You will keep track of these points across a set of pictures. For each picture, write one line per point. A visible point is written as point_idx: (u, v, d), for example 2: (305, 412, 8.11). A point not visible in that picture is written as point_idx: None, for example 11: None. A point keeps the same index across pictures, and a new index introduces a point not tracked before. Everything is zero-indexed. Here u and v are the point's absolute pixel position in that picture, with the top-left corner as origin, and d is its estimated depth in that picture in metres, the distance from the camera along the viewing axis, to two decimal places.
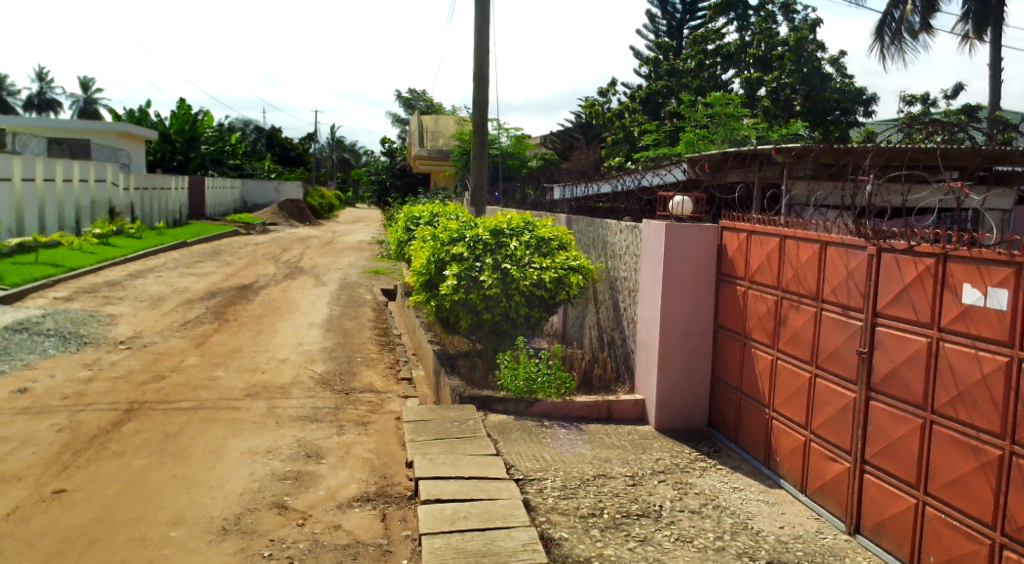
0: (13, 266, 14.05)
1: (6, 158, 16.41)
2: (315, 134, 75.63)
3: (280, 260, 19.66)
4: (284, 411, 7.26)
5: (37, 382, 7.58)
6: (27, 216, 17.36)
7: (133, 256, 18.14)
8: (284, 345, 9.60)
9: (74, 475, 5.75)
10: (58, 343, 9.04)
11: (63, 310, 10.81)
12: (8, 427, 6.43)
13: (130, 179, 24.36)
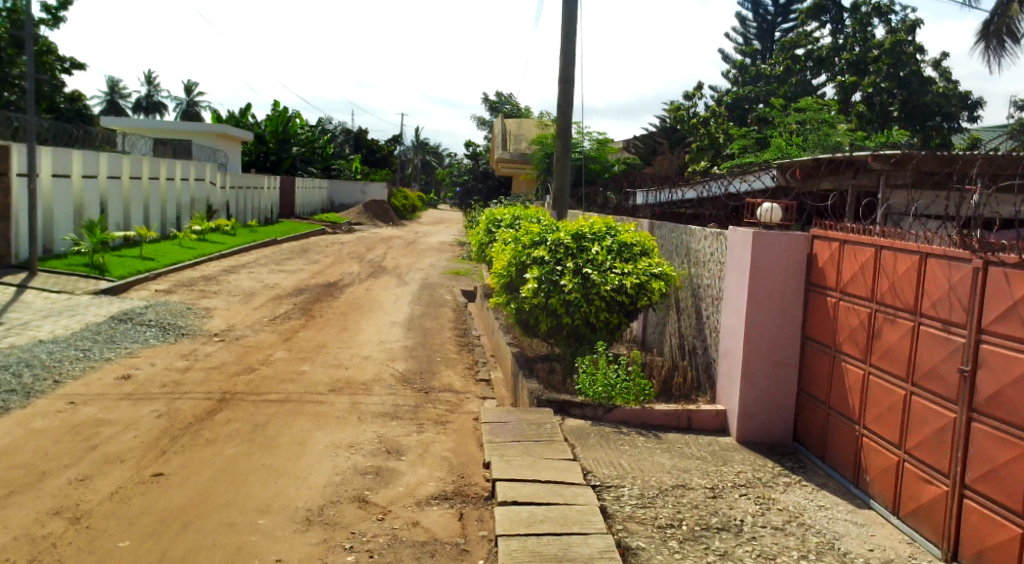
0: (119, 259, 14.87)
1: (116, 157, 17.36)
2: (399, 138, 77.50)
3: (365, 259, 20.13)
4: (366, 408, 7.39)
5: (139, 369, 7.98)
6: (133, 213, 18.35)
7: (228, 253, 18.92)
8: (367, 343, 9.79)
9: (171, 460, 6.03)
10: (158, 333, 9.51)
11: (164, 302, 11.36)
12: (113, 411, 6.78)
13: (227, 178, 25.46)
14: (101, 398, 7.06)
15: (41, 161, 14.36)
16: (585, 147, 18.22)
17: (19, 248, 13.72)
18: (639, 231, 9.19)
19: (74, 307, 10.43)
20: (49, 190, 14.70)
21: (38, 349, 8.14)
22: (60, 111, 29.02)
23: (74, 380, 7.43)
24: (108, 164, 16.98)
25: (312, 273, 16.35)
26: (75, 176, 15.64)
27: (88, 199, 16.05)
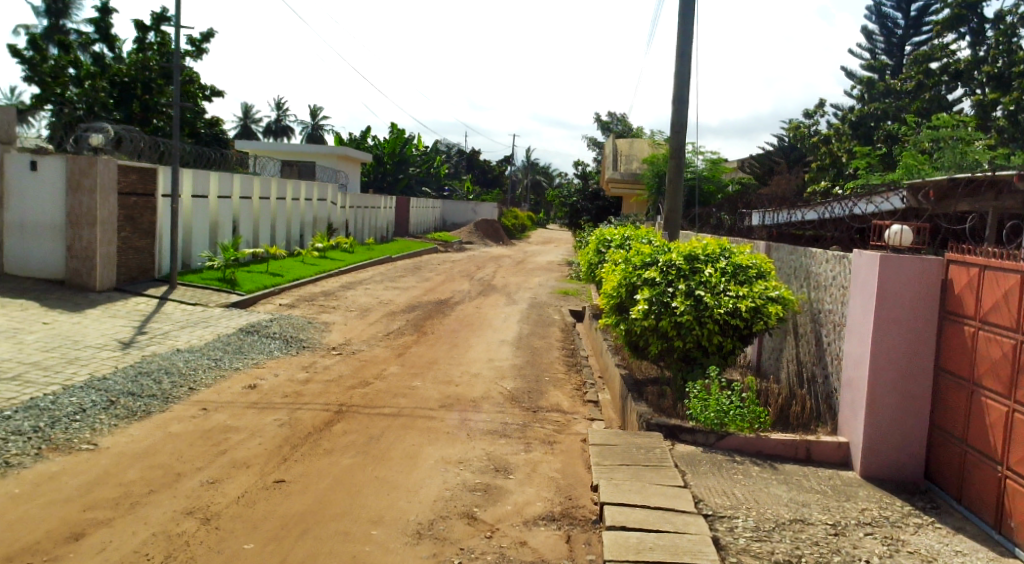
0: (249, 275, 15.82)
1: (249, 179, 18.51)
2: (511, 159, 78.75)
3: (474, 278, 20.46)
4: (475, 424, 7.48)
5: (264, 379, 8.39)
6: (262, 231, 19.47)
7: (347, 269, 19.75)
8: (476, 360, 9.92)
9: (292, 467, 6.31)
10: (282, 345, 10.00)
11: (288, 316, 11.98)
12: (241, 418, 7.16)
13: (346, 199, 26.65)
14: (231, 405, 7.47)
15: (183, 183, 15.50)
16: (698, 167, 18.33)
17: (161, 263, 14.84)
18: (755, 253, 8.93)
19: (207, 319, 11.17)
20: (189, 211, 15.79)
21: (177, 358, 8.74)
22: (199, 137, 31.19)
23: (207, 388, 7.91)
24: (241, 186, 18.13)
25: (424, 291, 16.78)
26: (212, 197, 16.78)
27: (222, 218, 17.16)
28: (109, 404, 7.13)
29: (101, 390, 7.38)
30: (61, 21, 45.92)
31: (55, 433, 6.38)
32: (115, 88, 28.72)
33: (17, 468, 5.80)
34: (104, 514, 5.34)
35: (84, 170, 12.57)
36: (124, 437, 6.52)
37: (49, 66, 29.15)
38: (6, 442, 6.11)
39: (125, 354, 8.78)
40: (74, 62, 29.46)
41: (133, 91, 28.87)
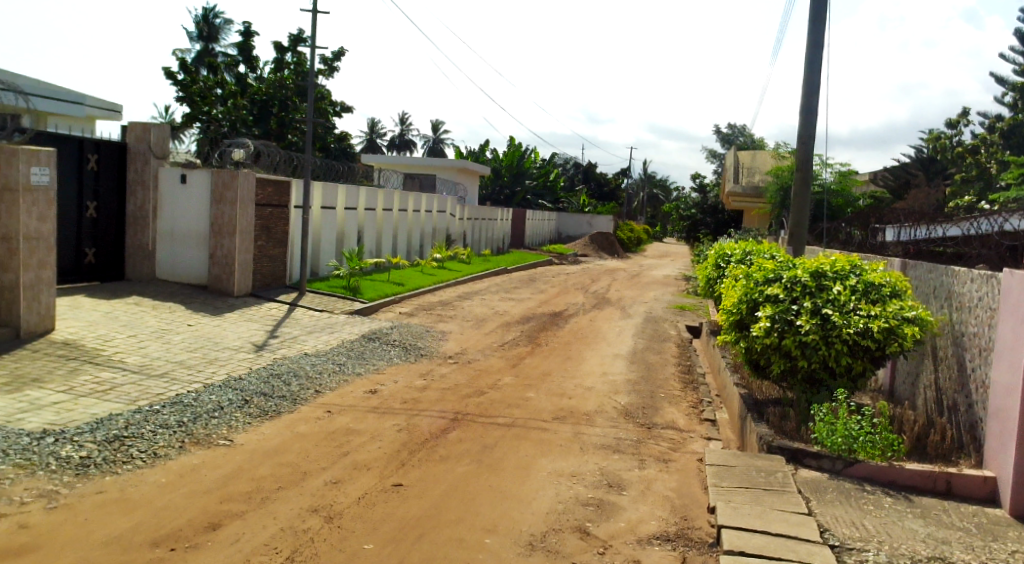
0: (372, 283, 16.54)
1: (373, 192, 19.38)
2: (627, 171, 78.45)
3: (589, 291, 20.41)
4: (589, 438, 7.43)
5: (384, 385, 8.68)
6: (386, 242, 20.36)
7: (463, 280, 20.25)
8: (590, 374, 9.88)
9: (409, 472, 6.47)
10: (401, 352, 10.33)
11: (407, 324, 12.39)
12: (362, 421, 7.43)
13: (465, 211, 27.49)
14: (353, 409, 7.77)
15: (314, 195, 16.46)
16: (826, 180, 18.31)
17: (293, 271, 15.78)
18: (890, 270, 8.49)
19: (333, 325, 11.75)
20: (321, 220, 16.80)
21: (304, 361, 9.22)
22: (329, 152, 33.29)
23: (331, 391, 8.28)
24: (367, 198, 18.98)
25: (538, 303, 16.88)
26: (339, 208, 17.69)
27: (350, 229, 18.11)
28: (244, 403, 7.58)
29: (238, 389, 7.87)
30: (214, 45, 50.13)
31: (196, 428, 6.85)
32: (255, 105, 31.91)
33: (163, 459, 6.27)
34: (238, 506, 5.66)
35: (227, 183, 13.54)
36: (257, 435, 6.91)
37: (199, 87, 31.83)
38: (155, 435, 6.61)
39: (258, 355, 9.34)
40: (221, 83, 32.38)
41: (270, 108, 31.73)
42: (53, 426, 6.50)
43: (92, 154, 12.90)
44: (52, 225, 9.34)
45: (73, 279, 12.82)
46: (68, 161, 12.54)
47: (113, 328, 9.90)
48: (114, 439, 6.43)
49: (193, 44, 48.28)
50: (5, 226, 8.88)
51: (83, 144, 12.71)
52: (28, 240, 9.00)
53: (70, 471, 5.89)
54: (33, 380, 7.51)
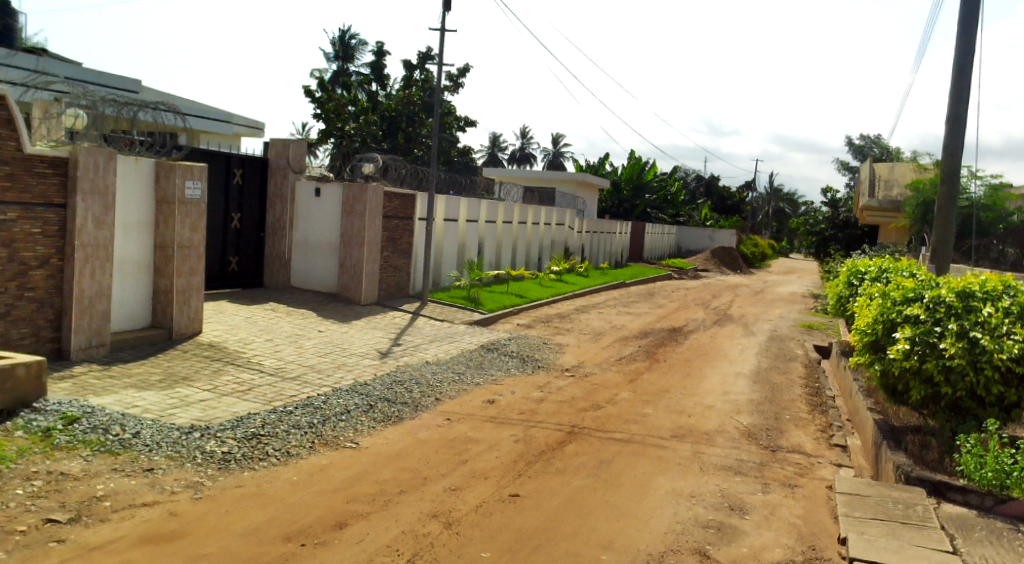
0: (492, 294, 16.90)
1: (495, 205, 19.82)
2: (751, 184, 76.17)
3: (710, 306, 19.94)
4: (709, 458, 7.23)
5: (501, 395, 8.80)
6: (506, 253, 20.78)
7: (581, 293, 20.30)
8: (711, 392, 9.63)
9: (526, 483, 6.50)
10: (518, 363, 10.46)
11: (524, 336, 12.56)
12: (480, 430, 7.55)
13: (583, 225, 27.47)
14: (471, 418, 7.92)
15: (439, 207, 16.95)
16: (976, 195, 17.17)
17: (415, 281, 16.37)
18: None
19: (453, 334, 12.09)
20: (444, 232, 17.27)
21: (426, 369, 9.51)
22: (453, 165, 34.40)
23: (450, 399, 8.48)
24: (487, 211, 19.43)
25: (656, 318, 16.59)
26: (461, 221, 18.19)
27: (471, 240, 18.58)
28: (369, 407, 7.87)
29: (363, 394, 8.21)
30: (349, 65, 52.78)
31: (325, 430, 7.18)
32: (384, 121, 33.42)
33: (295, 458, 6.60)
34: (362, 507, 5.87)
35: (357, 195, 14.05)
36: (381, 439, 7.16)
37: (335, 104, 33.91)
38: (289, 434, 6.99)
39: (383, 362, 9.71)
40: (354, 100, 34.27)
41: (399, 124, 33.40)
42: (200, 422, 6.99)
43: (237, 169, 13.91)
44: (202, 235, 10.08)
45: (220, 284, 13.78)
46: (217, 176, 13.58)
47: (251, 332, 10.57)
48: (252, 436, 6.84)
49: (331, 65, 51.27)
50: (162, 236, 9.68)
51: (230, 160, 13.71)
52: (182, 248, 9.76)
53: (213, 465, 6.31)
54: (182, 379, 8.12)
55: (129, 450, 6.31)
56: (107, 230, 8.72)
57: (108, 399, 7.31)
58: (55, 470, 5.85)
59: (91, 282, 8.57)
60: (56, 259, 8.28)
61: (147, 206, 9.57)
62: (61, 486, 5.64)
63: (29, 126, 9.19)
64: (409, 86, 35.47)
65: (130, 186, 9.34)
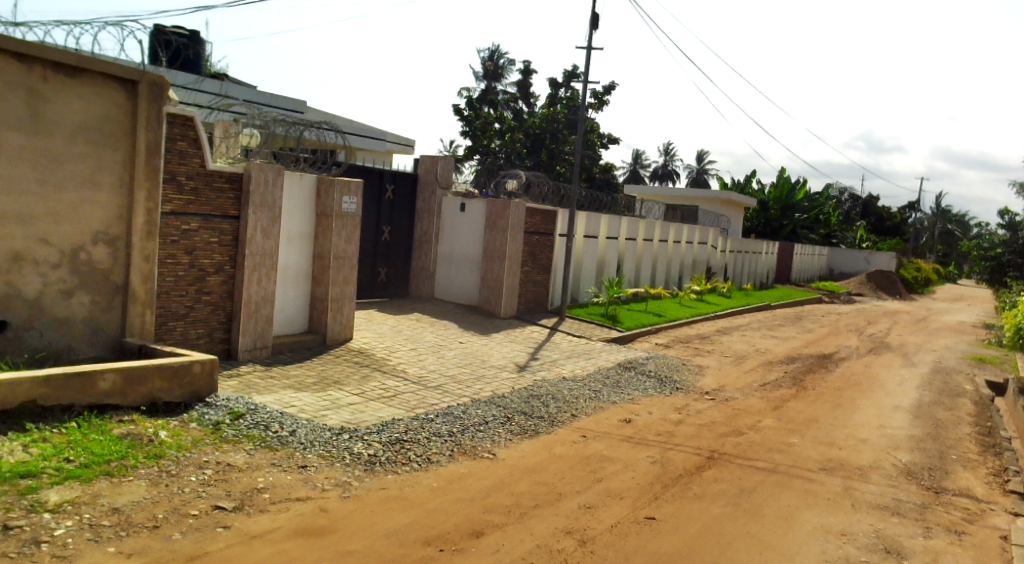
0: (630, 312, 16.89)
1: (636, 223, 19.69)
2: (914, 205, 71.01)
3: (864, 333, 18.74)
4: (862, 496, 6.79)
5: (638, 415, 8.70)
6: (646, 270, 20.66)
7: (722, 314, 19.76)
8: (865, 424, 9.08)
9: (663, 507, 6.34)
10: (656, 384, 10.33)
11: (663, 356, 12.39)
12: (617, 450, 7.49)
13: (729, 243, 27.41)
14: (608, 436, 7.87)
15: (578, 224, 17.09)
16: None
17: (554, 297, 16.58)
18: None
19: (591, 351, 12.16)
20: (584, 249, 17.41)
21: (562, 385, 9.58)
22: (595, 183, 34.30)
23: (587, 416, 8.49)
24: (628, 228, 19.34)
25: (803, 343, 15.79)
26: (601, 238, 18.22)
27: (611, 257, 18.56)
28: (506, 420, 8.02)
29: (501, 407, 8.38)
30: (496, 83, 54.49)
31: (464, 439, 7.36)
32: (530, 138, 34.03)
33: (436, 465, 6.81)
34: (499, 518, 5.93)
35: (500, 212, 14.49)
36: (517, 452, 7.26)
37: (481, 122, 35.31)
38: (430, 441, 7.23)
39: (520, 376, 9.87)
40: (500, 118, 35.42)
41: (543, 141, 33.87)
42: (349, 424, 7.37)
43: (390, 184, 14.49)
44: (356, 247, 10.65)
45: (369, 294, 14.38)
46: (372, 191, 14.16)
47: (397, 341, 11.04)
48: (396, 441, 7.14)
49: (479, 84, 53.19)
50: (320, 246, 10.33)
51: (383, 176, 14.29)
52: (337, 259, 10.36)
53: (360, 466, 6.62)
54: (333, 382, 8.61)
55: (286, 446, 6.74)
56: (272, 240, 9.42)
57: (269, 398, 7.87)
58: (223, 461, 6.35)
59: (257, 289, 9.29)
60: (228, 266, 9.04)
61: (308, 219, 10.25)
62: (227, 475, 6.12)
63: (213, 144, 10.13)
64: (554, 104, 35.93)
65: (295, 200, 10.04)
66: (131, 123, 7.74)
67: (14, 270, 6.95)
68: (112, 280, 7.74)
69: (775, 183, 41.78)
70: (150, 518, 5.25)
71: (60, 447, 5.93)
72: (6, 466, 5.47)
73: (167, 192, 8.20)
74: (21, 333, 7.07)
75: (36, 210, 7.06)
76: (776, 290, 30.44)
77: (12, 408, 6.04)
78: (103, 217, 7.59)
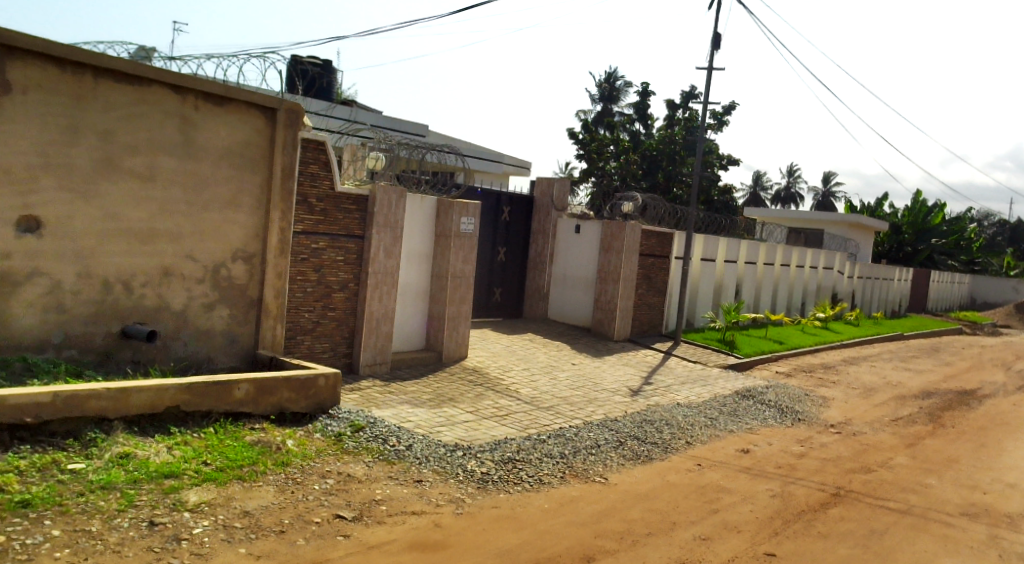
0: (748, 338, 16.40)
1: (756, 245, 19.16)
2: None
3: (1011, 369, 17.28)
4: (1010, 546, 6.22)
5: (757, 446, 8.40)
6: (765, 294, 19.99)
7: (848, 343, 18.81)
8: (1015, 468, 8.35)
9: (783, 543, 5.98)
10: (776, 414, 9.95)
11: (784, 385, 11.91)
12: (734, 481, 7.23)
13: (857, 268, 26.16)
14: (724, 466, 7.63)
15: (697, 247, 16.79)
16: None
17: (670, 320, 16.34)
18: None
19: (707, 377, 11.89)
20: (701, 272, 17.03)
21: (678, 411, 9.40)
22: (713, 205, 33.49)
23: (702, 444, 8.28)
24: (748, 252, 18.85)
25: (940, 377, 14.74)
26: (719, 261, 17.83)
27: (729, 281, 18.09)
28: (619, 444, 7.95)
29: (614, 430, 8.31)
30: (613, 106, 54.53)
31: (576, 462, 7.33)
32: (646, 161, 33.78)
33: (547, 486, 6.80)
34: (611, 544, 5.77)
35: (616, 233, 14.49)
36: (630, 477, 7.15)
37: (598, 145, 35.65)
38: (542, 462, 7.25)
39: (633, 400, 9.74)
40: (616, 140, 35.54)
41: (660, 163, 33.50)
42: (463, 441, 7.51)
43: (506, 206, 14.76)
44: (473, 266, 10.89)
45: (485, 313, 14.64)
46: (488, 214, 14.42)
47: (510, 360, 11.17)
48: (508, 460, 7.20)
49: (597, 107, 53.51)
50: (438, 265, 10.62)
51: (499, 199, 14.53)
52: (454, 278, 10.64)
53: (473, 484, 6.70)
54: (448, 399, 8.81)
55: (403, 460, 6.94)
56: (394, 259, 9.78)
57: (388, 412, 8.14)
58: (343, 471, 6.59)
59: (379, 306, 9.66)
60: (352, 284, 9.45)
61: (427, 239, 10.57)
62: (348, 486, 6.35)
63: (340, 167, 10.64)
64: (672, 126, 35.56)
65: (416, 220, 10.39)
66: (269, 147, 8.27)
67: (165, 283, 7.55)
68: (247, 295, 8.27)
69: (910, 206, 39.57)
70: (277, 523, 5.52)
71: (200, 450, 6.36)
72: (153, 465, 5.92)
73: (299, 212, 8.71)
74: (168, 342, 7.66)
75: (185, 229, 7.65)
76: (909, 319, 28.67)
77: (159, 413, 6.56)
78: (242, 235, 8.13)
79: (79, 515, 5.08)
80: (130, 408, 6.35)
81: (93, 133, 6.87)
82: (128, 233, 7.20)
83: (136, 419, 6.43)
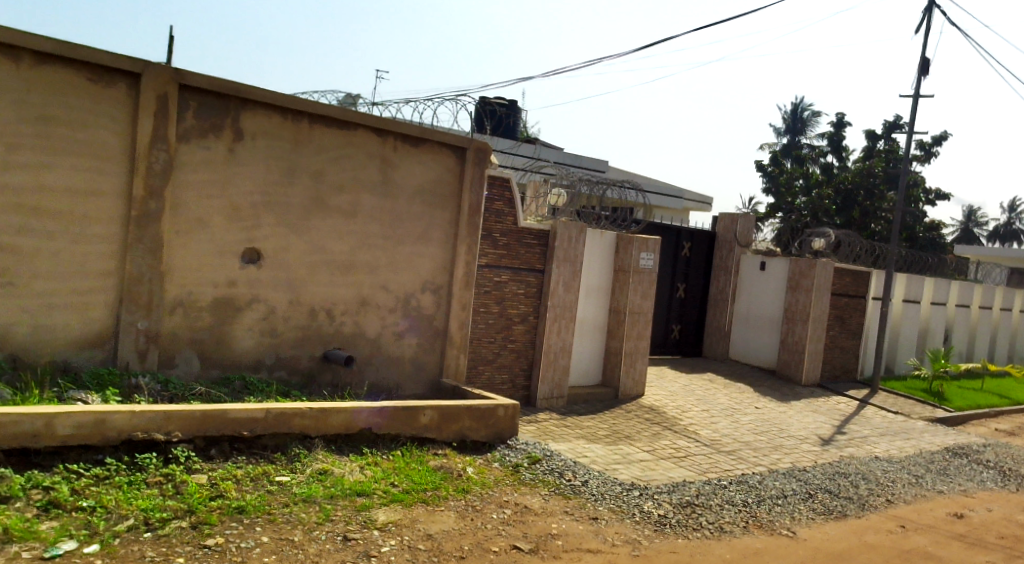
0: (958, 390, 14.82)
1: (966, 287, 17.50)
2: None
3: None
4: None
5: (973, 511, 7.53)
6: (978, 341, 18.19)
7: None
8: None
9: None
10: (996, 477, 8.88)
11: (1005, 445, 10.61)
12: (944, 547, 6.50)
13: None
14: (932, 530, 6.89)
15: (897, 287, 15.61)
16: None
17: (865, 366, 15.23)
18: None
19: (909, 430, 10.92)
20: (902, 314, 15.84)
21: (876, 466, 8.70)
22: (917, 243, 30.80)
23: (905, 504, 7.56)
24: (956, 294, 17.29)
25: None
26: (925, 303, 16.51)
27: (936, 325, 16.66)
28: (808, 496, 7.46)
29: (802, 481, 7.84)
30: (801, 139, 52.24)
31: (760, 512, 6.94)
32: (840, 196, 31.72)
33: (729, 535, 6.46)
34: None
35: (806, 271, 13.82)
36: (820, 533, 6.64)
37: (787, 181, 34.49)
38: (722, 509, 6.94)
39: (825, 450, 9.15)
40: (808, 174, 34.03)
41: (855, 198, 31.36)
42: (640, 480, 7.40)
43: (687, 242, 14.50)
44: (651, 302, 10.82)
45: (662, 350, 14.43)
46: (669, 249, 14.27)
47: (689, 401, 10.86)
48: (687, 504, 6.96)
49: (788, 142, 51.50)
50: (616, 301, 10.64)
51: (680, 234, 14.33)
52: (633, 313, 10.63)
53: (650, 526, 6.51)
54: (625, 437, 8.72)
55: (579, 496, 6.91)
56: (573, 293, 9.93)
57: (564, 446, 8.18)
58: (520, 502, 6.67)
59: (557, 339, 9.80)
60: (532, 317, 9.67)
61: (606, 273, 10.63)
62: (524, 517, 6.39)
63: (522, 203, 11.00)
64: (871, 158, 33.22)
65: (596, 255, 10.47)
66: (458, 185, 8.71)
67: (362, 311, 8.10)
68: (435, 325, 8.68)
69: None
70: (458, 548, 5.63)
71: (388, 472, 6.70)
72: (347, 482, 6.29)
73: (484, 246, 9.10)
74: (363, 367, 8.19)
75: (381, 261, 8.18)
76: None
77: (354, 434, 7.01)
78: (432, 268, 8.58)
79: (284, 524, 5.48)
80: (329, 428, 6.84)
81: (307, 174, 7.58)
82: (331, 264, 7.83)
83: (334, 438, 6.90)
